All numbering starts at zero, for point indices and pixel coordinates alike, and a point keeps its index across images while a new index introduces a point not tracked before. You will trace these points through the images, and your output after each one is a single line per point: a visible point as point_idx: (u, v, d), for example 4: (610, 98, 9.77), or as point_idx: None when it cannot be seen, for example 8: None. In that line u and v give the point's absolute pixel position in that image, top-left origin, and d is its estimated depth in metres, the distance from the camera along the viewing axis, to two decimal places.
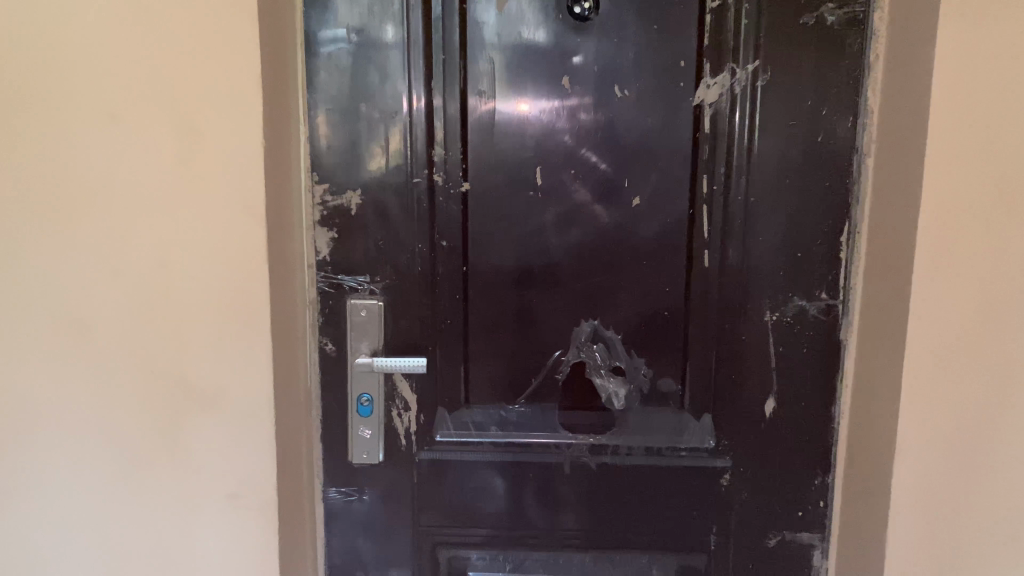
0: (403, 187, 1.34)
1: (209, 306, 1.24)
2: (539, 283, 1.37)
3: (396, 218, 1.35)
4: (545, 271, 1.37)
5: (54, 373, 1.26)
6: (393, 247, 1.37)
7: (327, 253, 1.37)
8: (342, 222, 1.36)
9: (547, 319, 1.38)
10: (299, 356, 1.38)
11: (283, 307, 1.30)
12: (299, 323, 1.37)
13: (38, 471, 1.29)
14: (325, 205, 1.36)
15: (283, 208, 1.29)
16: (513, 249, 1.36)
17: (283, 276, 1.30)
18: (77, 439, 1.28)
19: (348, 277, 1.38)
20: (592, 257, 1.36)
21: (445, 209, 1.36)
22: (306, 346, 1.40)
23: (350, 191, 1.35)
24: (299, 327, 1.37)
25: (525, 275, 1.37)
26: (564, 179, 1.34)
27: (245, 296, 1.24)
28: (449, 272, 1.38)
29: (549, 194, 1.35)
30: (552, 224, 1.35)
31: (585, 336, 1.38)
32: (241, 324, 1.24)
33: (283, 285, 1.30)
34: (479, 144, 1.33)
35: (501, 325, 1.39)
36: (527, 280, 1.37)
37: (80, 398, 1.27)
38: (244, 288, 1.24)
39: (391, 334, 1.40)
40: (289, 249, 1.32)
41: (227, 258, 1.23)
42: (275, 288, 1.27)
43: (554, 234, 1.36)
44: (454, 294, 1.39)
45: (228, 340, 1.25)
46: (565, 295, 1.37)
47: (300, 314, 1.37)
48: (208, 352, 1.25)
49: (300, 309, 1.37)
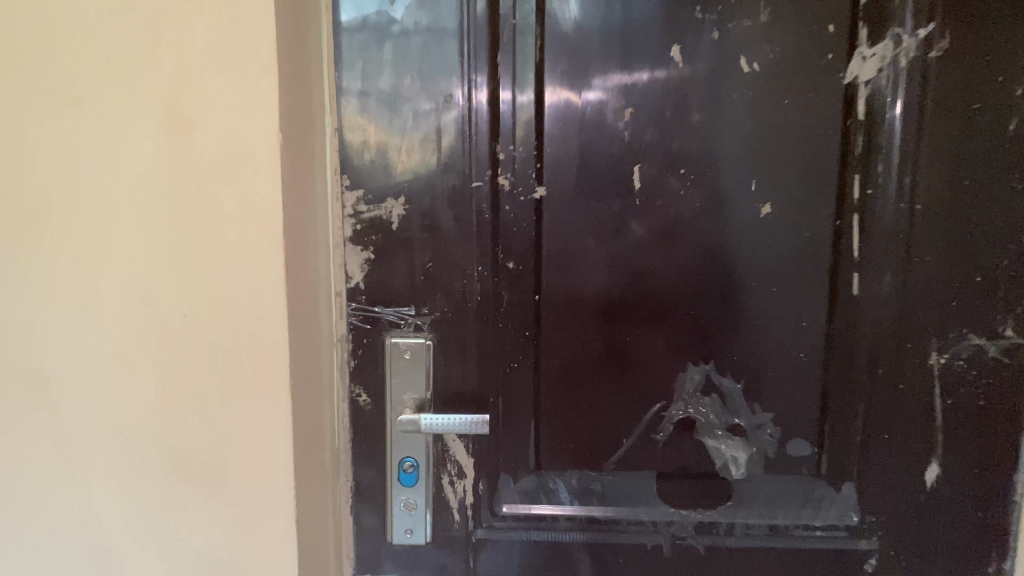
0: (459, 193, 1.03)
1: (208, 354, 0.94)
2: (634, 317, 1.07)
3: (450, 233, 1.05)
4: (642, 302, 1.06)
5: (23, 434, 0.99)
6: (445, 270, 1.06)
7: (360, 278, 1.06)
8: (380, 238, 1.05)
9: (644, 362, 1.08)
10: (325, 410, 1.07)
11: (306, 352, 1.00)
12: (324, 369, 1.06)
13: (12, 553, 1.03)
14: (359, 217, 1.04)
15: (305, 222, 0.98)
16: (601, 274, 1.05)
17: (306, 311, 0.99)
18: (51, 514, 1.01)
19: (388, 309, 1.07)
20: (704, 284, 1.05)
21: (513, 222, 1.05)
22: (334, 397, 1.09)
23: (390, 200, 1.04)
24: (325, 374, 1.07)
25: (615, 306, 1.06)
26: (668, 182, 1.03)
27: (254, 341, 0.93)
28: (516, 302, 1.07)
29: (648, 201, 1.03)
30: (652, 241, 1.04)
31: (694, 385, 1.08)
32: (255, 378, 0.94)
33: (306, 323, 0.99)
34: (559, 137, 1.02)
35: (584, 370, 1.08)
36: (618, 313, 1.06)
37: (56, 465, 0.99)
38: (253, 330, 0.93)
39: (441, 380, 1.10)
40: (312, 274, 1.01)
41: (237, 292, 0.92)
42: (296, 329, 0.96)
43: (655, 253, 1.05)
44: (523, 331, 1.08)
45: (233, 397, 0.95)
46: (668, 332, 1.07)
47: (326, 357, 1.06)
48: (213, 414, 0.96)
49: (325, 350, 1.06)
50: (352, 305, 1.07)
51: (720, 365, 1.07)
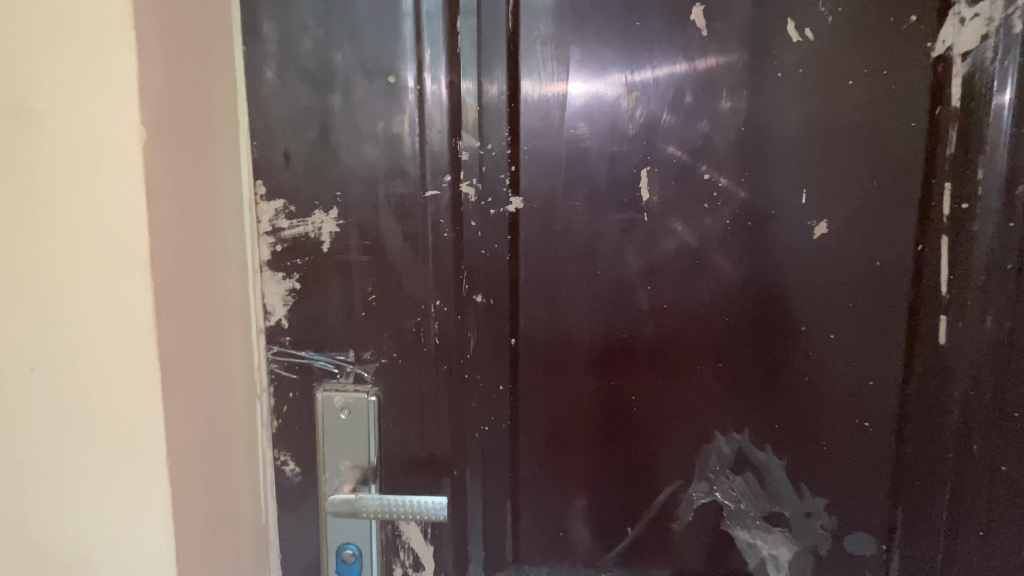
0: (409, 205, 0.78)
1: (70, 426, 0.68)
2: (644, 369, 0.80)
3: (397, 256, 0.79)
4: (653, 348, 0.80)
5: None
6: (392, 304, 0.81)
7: (284, 313, 0.82)
8: (308, 261, 0.80)
9: (655, 429, 0.81)
10: (247, 488, 0.81)
11: (206, 422, 0.73)
12: (241, 436, 0.80)
13: None
14: (278, 236, 0.80)
15: (202, 246, 0.71)
16: (597, 313, 0.80)
17: (206, 365, 0.73)
18: None
19: (319, 354, 0.82)
20: (737, 326, 0.79)
21: (482, 243, 0.79)
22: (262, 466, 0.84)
23: (317, 213, 0.79)
24: (249, 438, 0.81)
25: (617, 354, 0.80)
26: (688, 190, 0.76)
27: (129, 411, 0.67)
28: (486, 348, 0.81)
29: (660, 215, 0.77)
30: (665, 268, 0.78)
31: (722, 461, 0.81)
32: (132, 461, 0.68)
33: (205, 383, 0.73)
34: (541, 131, 0.76)
35: (577, 438, 0.82)
36: (621, 364, 0.80)
37: None
38: (127, 396, 0.67)
39: (391, 446, 0.84)
40: (220, 312, 0.75)
41: (98, 346, 0.66)
42: (187, 390, 0.70)
43: (672, 286, 0.78)
44: (495, 387, 0.82)
45: (105, 485, 0.69)
46: (689, 390, 0.80)
47: (243, 420, 0.80)
48: (75, 511, 0.70)
49: (243, 412, 0.80)
50: (274, 347, 0.82)
51: (756, 434, 0.80)
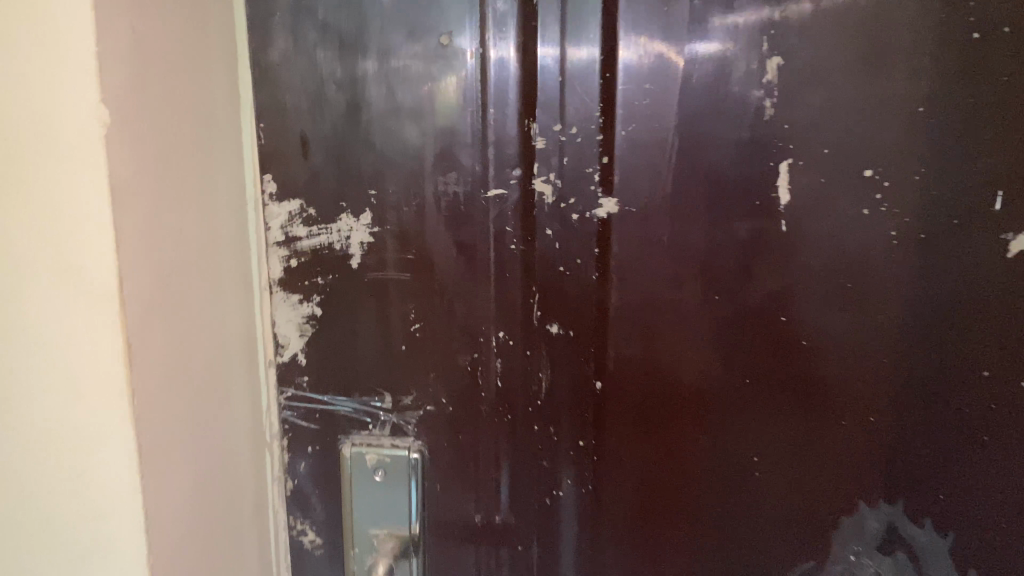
0: (466, 208, 0.59)
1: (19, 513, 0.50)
2: (768, 419, 0.62)
3: (449, 275, 0.60)
4: (781, 395, 0.61)
5: None
6: (441, 336, 0.62)
7: (301, 346, 0.63)
8: (331, 281, 0.61)
9: (782, 496, 0.63)
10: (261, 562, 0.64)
11: (205, 494, 0.55)
12: (248, 501, 0.62)
13: None
14: (293, 248, 0.61)
15: (192, 260, 0.52)
16: (710, 350, 0.61)
17: (202, 419, 0.54)
18: None
19: (345, 398, 0.64)
20: (893, 368, 0.60)
21: (561, 257, 0.60)
22: (275, 534, 0.66)
23: (343, 216, 0.60)
24: (257, 504, 0.63)
25: (734, 401, 0.62)
26: (841, 189, 0.57)
27: (97, 497, 0.48)
28: (562, 393, 0.62)
29: (801, 223, 0.58)
30: (804, 292, 0.59)
31: (865, 540, 0.63)
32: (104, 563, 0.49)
33: (201, 442, 0.54)
34: (644, 110, 0.57)
35: (677, 506, 0.64)
36: (738, 414, 0.62)
37: None
38: (95, 478, 0.48)
39: (438, 513, 0.66)
40: (220, 349, 0.56)
41: (53, 408, 0.48)
42: (179, 462, 0.52)
43: (811, 317, 0.60)
44: (570, 442, 0.64)
45: None
46: (827, 446, 0.62)
47: (248, 481, 0.62)
48: None
49: (247, 471, 0.61)
50: (287, 389, 0.64)
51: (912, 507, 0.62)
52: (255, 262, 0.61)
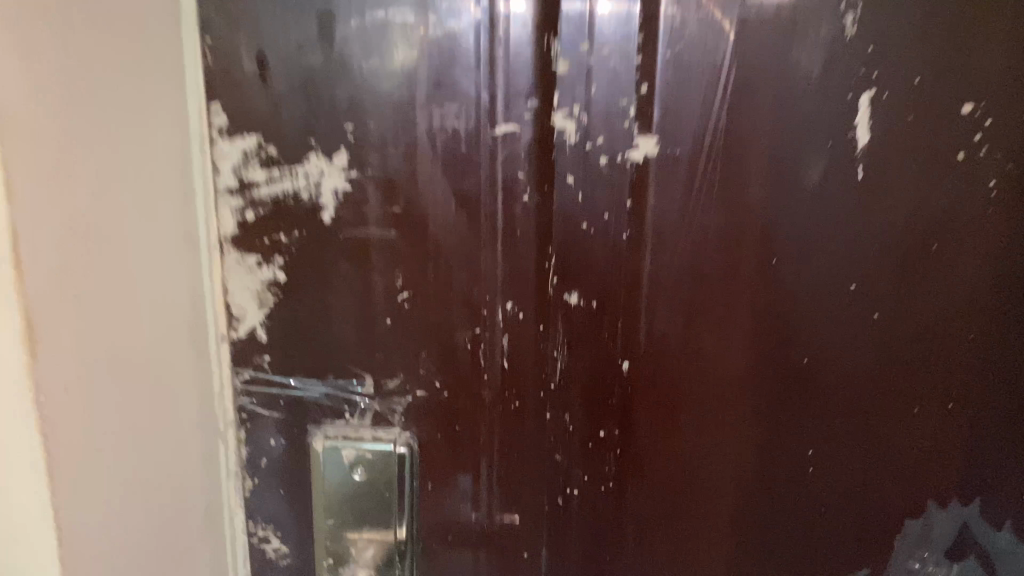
0: (468, 149, 0.47)
1: None
2: (828, 406, 0.52)
3: (446, 233, 0.49)
4: (846, 378, 0.51)
5: None
6: (435, 308, 0.50)
7: (261, 319, 0.51)
8: (299, 239, 0.49)
9: (840, 493, 0.54)
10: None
11: (145, 511, 0.43)
12: (201, 512, 0.50)
13: None
14: (249, 196, 0.48)
15: (119, 211, 0.39)
16: (763, 325, 0.50)
17: (138, 417, 0.42)
18: None
19: (316, 382, 0.52)
20: (980, 345, 0.50)
21: (584, 212, 0.48)
22: (235, 541, 0.55)
23: (311, 157, 0.47)
24: (211, 514, 0.51)
25: (787, 384, 0.51)
26: (932, 129, 0.46)
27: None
28: (581, 375, 0.52)
29: (882, 170, 0.47)
30: (880, 256, 0.48)
31: (931, 548, 0.55)
32: None
33: (138, 446, 0.42)
34: (694, 25, 0.45)
35: (714, 504, 0.55)
36: (792, 399, 0.52)
37: None
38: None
39: (429, 519, 0.55)
40: (159, 326, 0.44)
41: None
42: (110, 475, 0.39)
43: (890, 288, 0.49)
44: (588, 434, 0.53)
45: None
46: (895, 437, 0.52)
47: (201, 487, 0.50)
48: None
49: (200, 475, 0.49)
50: (244, 371, 0.52)
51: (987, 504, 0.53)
52: (204, 216, 0.48)
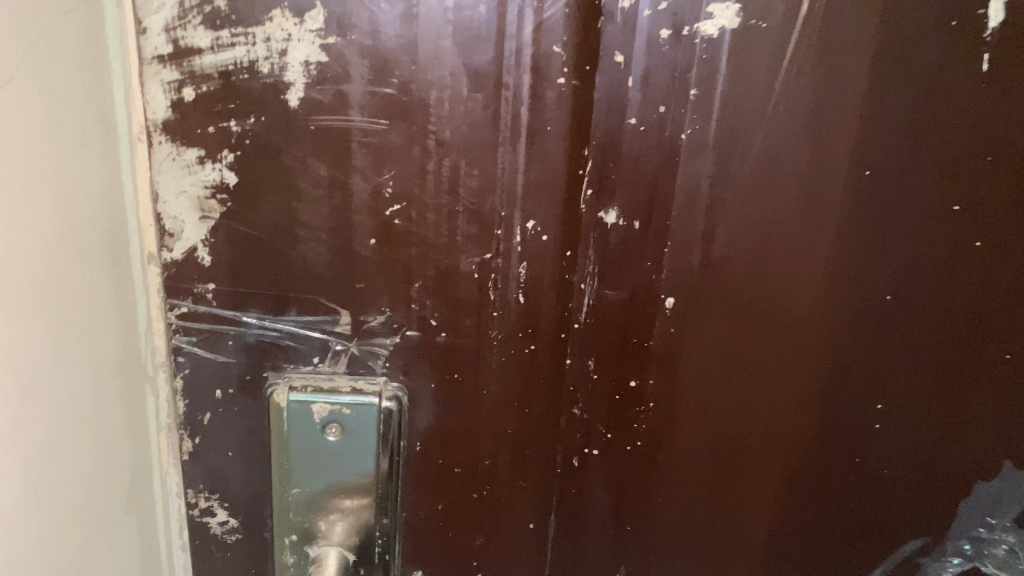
0: (489, 12, 0.35)
1: None
2: (904, 357, 0.43)
3: (454, 127, 0.37)
4: (931, 320, 0.42)
5: None
6: (435, 225, 0.39)
7: (202, 236, 0.38)
8: (255, 127, 0.37)
9: (910, 459, 0.45)
10: (151, 550, 0.42)
11: (66, 492, 0.32)
12: (131, 482, 0.38)
13: None
14: (187, 67, 0.35)
15: (16, 78, 0.27)
16: (843, 255, 0.40)
17: (51, 347, 0.30)
18: None
19: (277, 318, 0.40)
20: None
21: (636, 104, 0.38)
22: (172, 508, 0.44)
23: (274, 13, 0.35)
24: (141, 479, 0.40)
25: (862, 329, 0.42)
26: None
27: None
28: (613, 314, 0.42)
29: (1012, 59, 0.37)
30: (994, 168, 0.39)
31: (1003, 515, 0.46)
32: None
33: (54, 415, 0.30)
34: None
35: (760, 470, 0.45)
36: (865, 347, 0.42)
37: None
38: None
39: (416, 486, 0.45)
40: (73, 223, 0.31)
41: None
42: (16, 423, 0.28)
43: (1001, 207, 0.39)
44: (615, 384, 0.44)
45: None
46: (979, 393, 0.43)
47: (130, 451, 0.38)
48: None
49: (128, 434, 0.38)
50: (182, 304, 0.40)
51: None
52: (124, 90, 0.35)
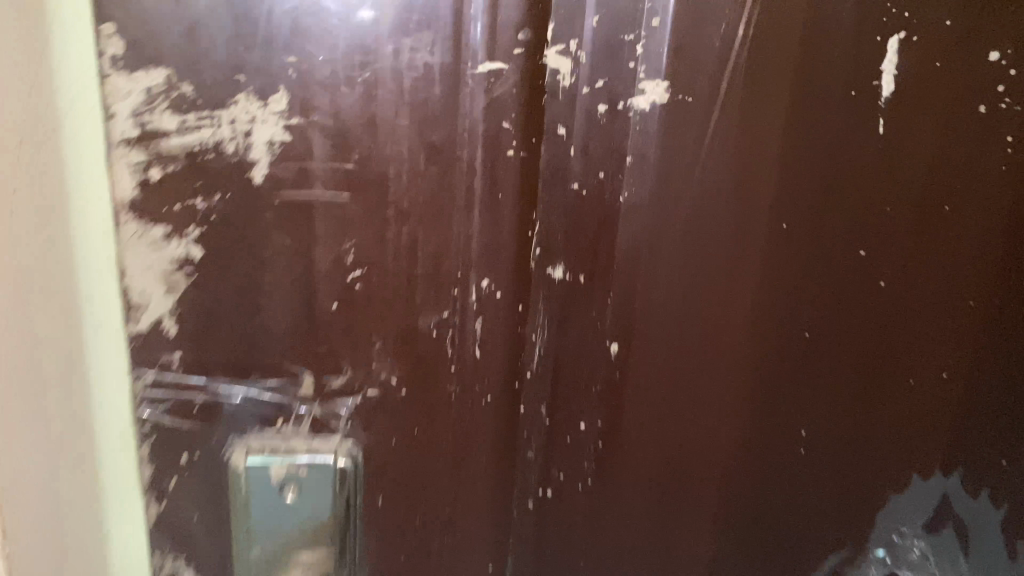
0: (444, 92, 0.38)
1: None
2: (821, 385, 0.47)
3: (411, 196, 0.40)
4: (844, 349, 0.47)
5: None
6: (394, 287, 0.41)
7: (168, 308, 0.40)
8: (222, 203, 0.38)
9: (831, 477, 0.49)
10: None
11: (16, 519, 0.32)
12: (75, 519, 0.39)
13: None
14: (154, 149, 0.37)
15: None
16: (765, 295, 0.45)
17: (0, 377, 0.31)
18: None
19: (237, 384, 0.42)
20: (967, 302, 0.46)
21: (578, 170, 0.41)
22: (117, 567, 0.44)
23: (238, 97, 0.36)
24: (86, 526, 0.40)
25: (786, 362, 0.46)
26: (960, 77, 0.41)
27: None
28: (562, 363, 0.45)
29: (905, 124, 0.42)
30: (893, 216, 0.44)
31: (911, 521, 0.51)
32: None
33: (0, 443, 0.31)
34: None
35: (699, 497, 0.49)
36: (789, 377, 0.47)
37: None
38: None
39: (379, 536, 0.46)
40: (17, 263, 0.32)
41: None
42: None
43: (899, 249, 0.45)
44: (566, 427, 0.47)
45: None
46: (887, 409, 0.48)
47: (76, 489, 0.39)
48: None
49: (71, 481, 0.38)
50: (147, 374, 0.41)
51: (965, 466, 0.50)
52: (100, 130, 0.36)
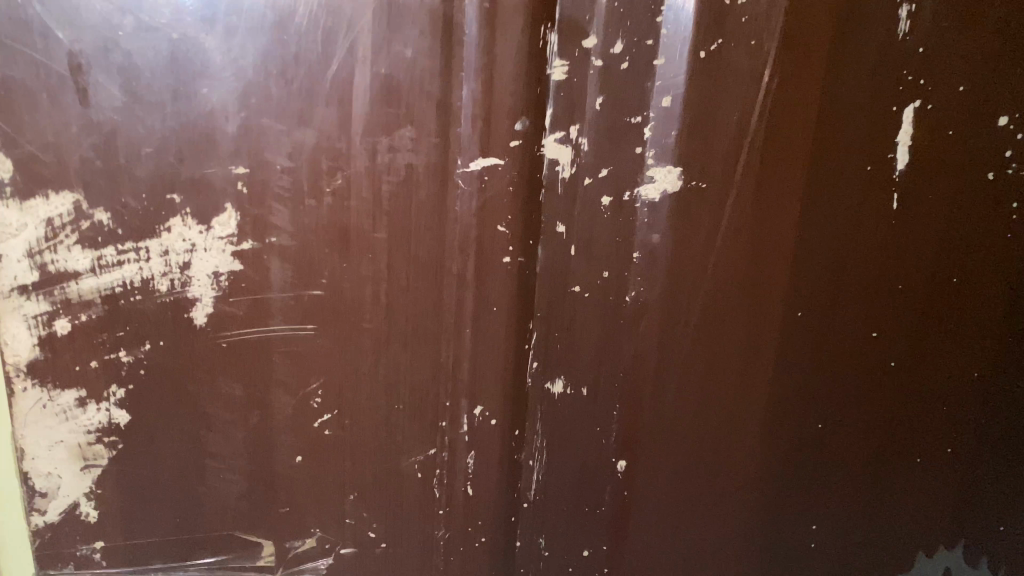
0: (429, 197, 0.31)
1: None
2: (828, 480, 0.41)
3: (391, 321, 0.33)
4: (856, 445, 0.40)
5: None
6: (372, 428, 0.34)
7: (86, 490, 0.31)
8: (153, 353, 0.30)
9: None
10: None
11: None
12: None
13: None
14: (59, 295, 0.28)
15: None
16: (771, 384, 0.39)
17: None
18: None
19: (179, 568, 0.33)
20: (996, 396, 0.39)
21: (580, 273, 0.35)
22: None
23: (172, 222, 0.28)
24: None
25: (793, 456, 0.40)
26: (977, 147, 0.35)
27: None
28: (562, 487, 0.39)
29: (917, 196, 0.36)
30: (905, 295, 0.38)
31: None
32: None
33: None
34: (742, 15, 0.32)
35: None
36: (800, 476, 0.41)
37: None
38: None
39: None
40: None
41: None
42: None
43: (904, 330, 0.38)
44: (566, 555, 0.40)
45: None
46: (906, 511, 0.42)
47: None
48: None
49: None
50: (61, 573, 0.32)
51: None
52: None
